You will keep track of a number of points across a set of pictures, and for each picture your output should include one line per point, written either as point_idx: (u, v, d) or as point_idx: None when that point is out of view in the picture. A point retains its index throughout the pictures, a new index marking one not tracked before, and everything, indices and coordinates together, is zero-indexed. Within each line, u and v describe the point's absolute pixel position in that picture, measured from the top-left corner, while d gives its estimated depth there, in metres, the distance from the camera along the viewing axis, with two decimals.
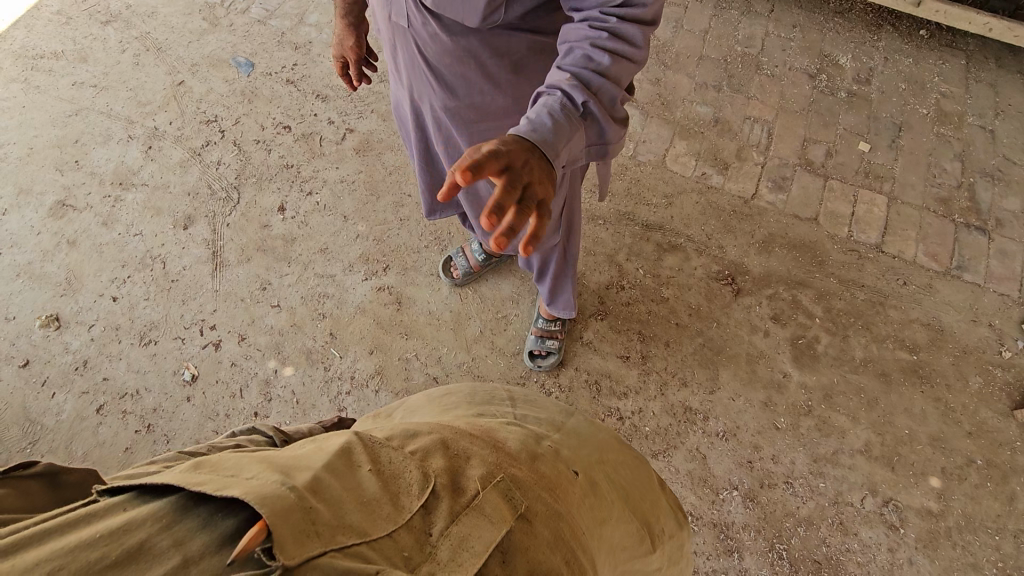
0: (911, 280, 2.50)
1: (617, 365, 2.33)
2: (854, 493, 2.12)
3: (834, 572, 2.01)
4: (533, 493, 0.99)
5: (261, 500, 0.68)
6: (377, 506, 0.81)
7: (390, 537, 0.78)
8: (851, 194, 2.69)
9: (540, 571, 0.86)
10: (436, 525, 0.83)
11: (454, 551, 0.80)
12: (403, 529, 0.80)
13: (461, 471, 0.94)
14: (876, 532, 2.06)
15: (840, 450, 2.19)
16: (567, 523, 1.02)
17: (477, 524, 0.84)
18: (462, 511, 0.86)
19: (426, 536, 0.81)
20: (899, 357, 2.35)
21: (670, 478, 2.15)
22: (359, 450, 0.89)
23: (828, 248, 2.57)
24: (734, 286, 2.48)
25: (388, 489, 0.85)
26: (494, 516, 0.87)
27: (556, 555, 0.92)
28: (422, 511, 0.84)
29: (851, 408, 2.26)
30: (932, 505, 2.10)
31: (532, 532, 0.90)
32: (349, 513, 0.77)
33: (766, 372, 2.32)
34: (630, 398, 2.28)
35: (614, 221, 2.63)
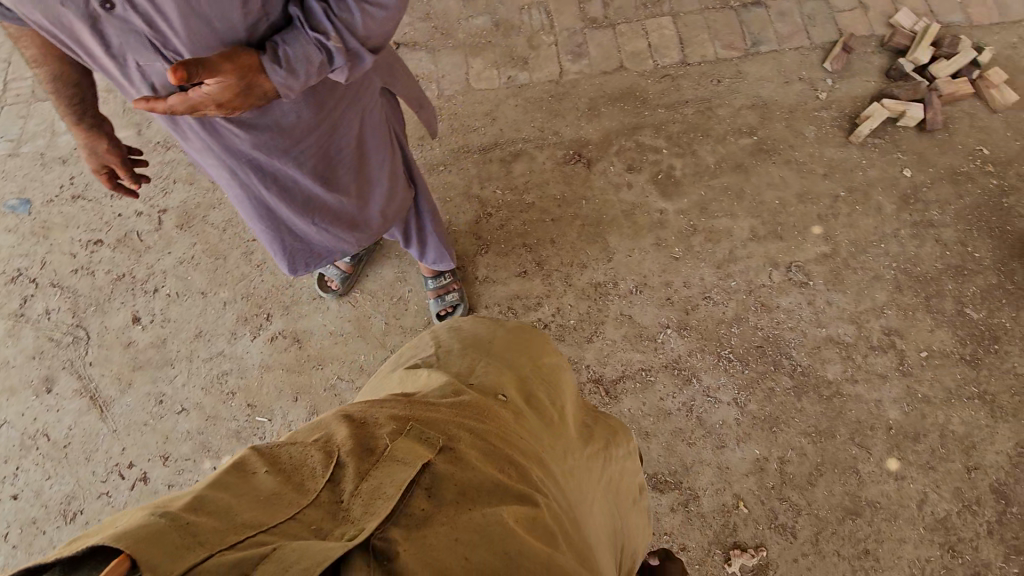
0: (723, 76, 2.65)
1: (519, 281, 2.37)
2: (762, 274, 2.28)
3: (778, 346, 2.17)
4: (457, 425, 0.90)
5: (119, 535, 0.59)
6: (284, 498, 0.73)
7: (296, 520, 0.70)
8: (640, 29, 2.78)
9: (476, 488, 0.80)
10: (347, 489, 0.75)
11: (366, 505, 0.72)
12: (308, 506, 0.72)
13: (368, 430, 0.84)
14: (793, 295, 2.24)
15: (735, 247, 2.34)
16: (500, 432, 0.95)
17: (390, 470, 0.77)
18: (372, 467, 0.77)
19: (338, 505, 0.73)
20: (742, 143, 2.52)
21: (612, 350, 2.23)
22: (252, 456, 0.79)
23: (644, 85, 2.67)
24: (583, 160, 2.54)
25: (289, 479, 0.76)
26: (407, 457, 0.79)
27: (487, 465, 0.85)
28: (326, 485, 0.75)
29: (727, 208, 2.41)
30: (824, 249, 2.31)
31: (459, 459, 0.83)
32: (244, 511, 0.69)
33: (645, 217, 2.42)
34: (545, 303, 2.33)
35: (454, 161, 2.60)
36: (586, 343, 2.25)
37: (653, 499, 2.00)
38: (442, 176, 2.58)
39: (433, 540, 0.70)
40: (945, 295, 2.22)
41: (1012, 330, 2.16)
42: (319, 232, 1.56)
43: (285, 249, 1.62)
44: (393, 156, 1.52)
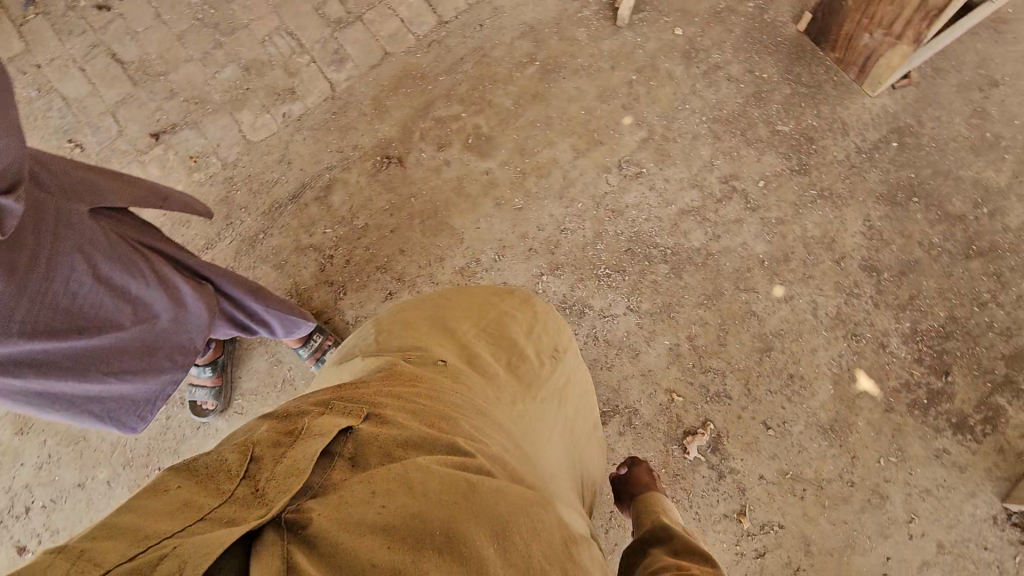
0: (484, 17, 2.56)
1: (388, 305, 2.24)
2: (600, 184, 2.31)
3: (641, 240, 2.23)
4: (384, 398, 0.89)
5: None
6: (198, 497, 0.61)
7: (208, 518, 0.58)
8: (387, 6, 2.61)
9: (401, 448, 0.77)
10: (266, 469, 0.66)
11: (281, 480, 0.64)
12: (224, 498, 0.61)
13: (292, 415, 0.79)
14: (634, 189, 2.29)
15: (567, 171, 2.33)
16: (429, 394, 0.95)
17: (306, 442, 0.71)
18: (291, 443, 0.70)
19: (255, 486, 0.63)
20: (528, 72, 2.48)
21: None
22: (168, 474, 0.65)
23: (416, 59, 2.53)
24: (393, 161, 2.40)
25: (202, 476, 0.65)
26: (320, 429, 0.74)
27: (411, 422, 0.83)
28: (240, 474, 0.65)
29: (543, 138, 2.38)
30: (641, 134, 2.36)
31: (383, 424, 0.81)
32: (154, 520, 0.56)
33: (474, 184, 2.34)
34: None
35: (271, 222, 2.37)
36: None
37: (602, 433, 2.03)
38: (265, 244, 2.35)
39: (353, 501, 0.66)
40: (756, 123, 2.34)
41: (820, 127, 2.32)
42: (123, 382, 1.42)
43: (108, 417, 1.49)
44: (152, 265, 1.35)
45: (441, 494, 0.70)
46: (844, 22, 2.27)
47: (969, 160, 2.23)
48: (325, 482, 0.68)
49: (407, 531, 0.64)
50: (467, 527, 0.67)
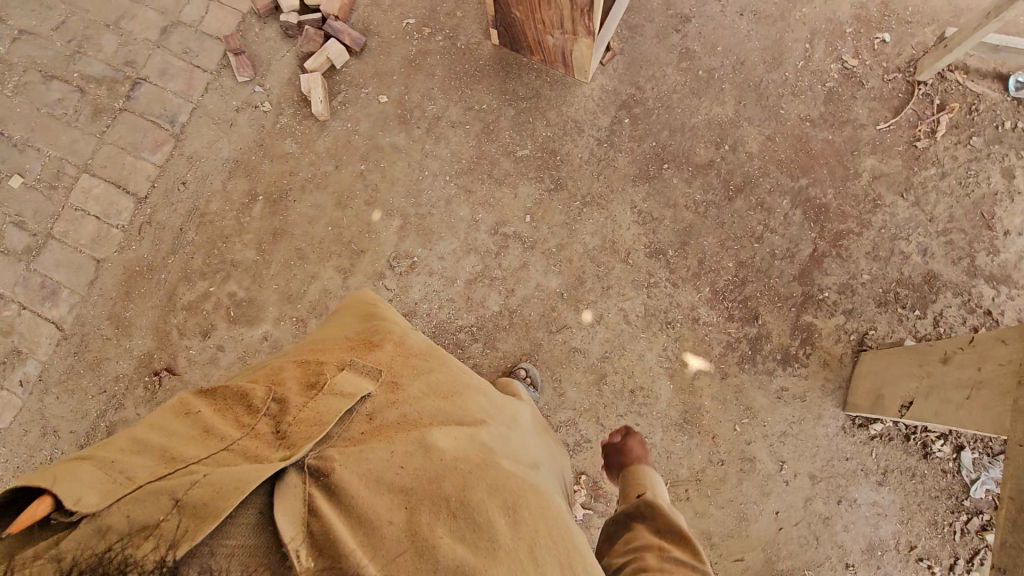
0: (181, 172, 2.29)
1: None
2: (380, 293, 2.17)
3: (445, 331, 2.14)
4: (388, 376, 1.12)
5: (39, 478, 0.71)
6: (220, 432, 0.91)
7: (230, 449, 0.87)
8: (72, 209, 2.27)
9: (413, 426, 1.04)
10: (276, 429, 0.93)
11: (309, 429, 0.92)
12: (245, 437, 0.91)
13: (299, 389, 1.03)
14: (415, 283, 2.17)
15: (342, 297, 2.18)
16: (441, 371, 1.21)
17: (323, 405, 0.97)
18: (300, 409, 0.96)
19: (268, 441, 0.90)
20: (256, 210, 2.25)
21: None
22: (191, 403, 0.99)
23: (132, 252, 2.24)
24: (161, 373, 2.15)
25: (216, 430, 0.92)
26: (347, 390, 1.02)
27: (430, 396, 1.12)
28: (264, 419, 0.95)
29: (303, 274, 2.20)
30: (395, 223, 2.22)
31: (393, 403, 1.07)
32: (179, 449, 0.85)
33: (258, 356, 2.15)
34: None
35: None
36: None
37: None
38: None
39: (373, 458, 0.94)
40: (497, 159, 2.26)
41: (555, 135, 2.27)
42: None
43: None
44: None
45: (455, 468, 0.97)
46: (525, 30, 2.16)
47: (694, 105, 2.26)
48: (346, 440, 0.96)
49: (417, 496, 0.91)
50: (479, 506, 0.93)
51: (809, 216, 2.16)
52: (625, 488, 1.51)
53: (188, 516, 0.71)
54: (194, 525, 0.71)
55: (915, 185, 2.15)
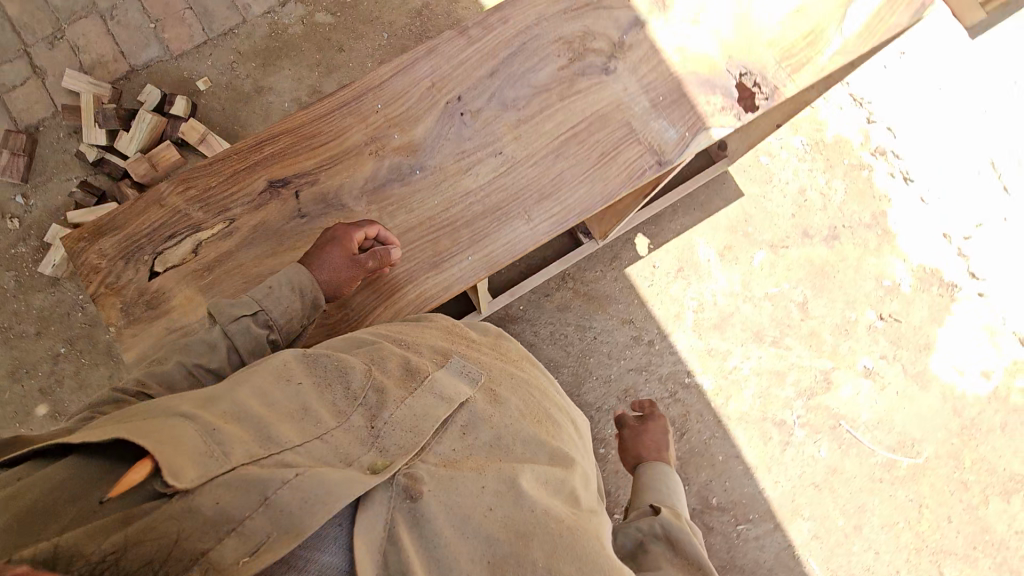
0: None
1: None
2: None
3: None
4: (494, 384, 1.03)
5: (145, 436, 0.69)
6: (319, 412, 0.84)
7: (325, 439, 0.81)
8: None
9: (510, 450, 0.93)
10: (381, 414, 0.87)
11: (403, 435, 0.85)
12: (339, 429, 0.84)
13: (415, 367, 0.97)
14: None
15: None
16: (536, 391, 1.11)
17: (428, 401, 0.90)
18: (405, 394, 0.91)
19: (362, 429, 0.84)
20: None
21: None
22: (294, 364, 0.89)
23: None
24: None
25: (323, 391, 0.87)
26: (447, 394, 0.92)
27: (524, 415, 1.01)
28: (362, 410, 0.87)
29: None
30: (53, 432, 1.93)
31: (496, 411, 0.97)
32: (274, 426, 0.79)
33: None
34: None
35: None
36: None
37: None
38: None
39: (464, 492, 0.84)
40: None
41: None
42: None
43: None
44: None
45: (549, 527, 0.84)
46: None
47: None
48: (438, 458, 0.86)
49: (511, 549, 0.80)
50: (564, 553, 0.81)
51: None
52: (636, 490, 1.19)
53: (272, 525, 0.69)
54: (276, 539, 0.68)
55: None
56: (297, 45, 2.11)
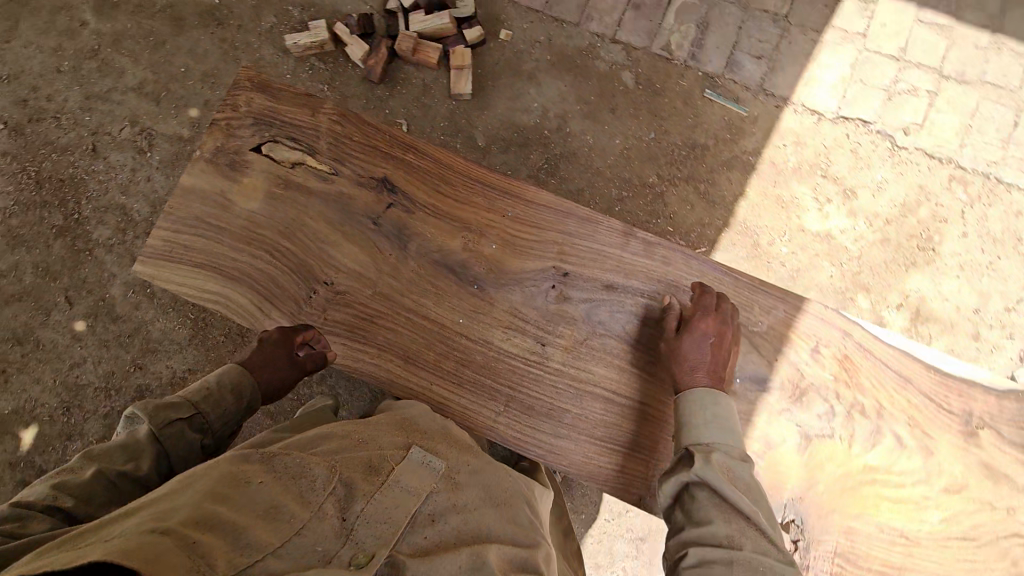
0: None
1: None
2: (115, 124, 2.26)
3: (73, 187, 2.22)
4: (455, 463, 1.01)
5: (126, 551, 0.63)
6: (288, 506, 0.82)
7: (301, 535, 0.79)
8: None
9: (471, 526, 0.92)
10: (349, 508, 0.85)
11: (376, 524, 0.84)
12: (313, 519, 0.82)
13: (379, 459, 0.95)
14: (123, 155, 2.23)
15: (114, 89, 2.28)
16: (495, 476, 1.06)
17: (397, 495, 0.88)
18: (375, 487, 0.89)
19: (340, 520, 0.83)
20: (201, 0, 2.32)
21: None
22: (248, 467, 0.86)
23: None
24: None
25: (290, 490, 0.84)
26: (410, 483, 0.91)
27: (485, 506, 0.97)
28: (333, 497, 0.86)
29: (134, 51, 2.31)
30: (184, 133, 2.24)
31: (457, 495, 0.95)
32: (251, 531, 0.76)
33: (65, 21, 2.34)
34: None
35: None
36: None
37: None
38: None
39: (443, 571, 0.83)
40: None
41: None
42: None
43: None
44: None
45: None
46: None
47: None
48: (411, 547, 0.85)
49: None
50: None
51: None
52: None
53: None
54: None
55: None
56: (588, 74, 2.14)
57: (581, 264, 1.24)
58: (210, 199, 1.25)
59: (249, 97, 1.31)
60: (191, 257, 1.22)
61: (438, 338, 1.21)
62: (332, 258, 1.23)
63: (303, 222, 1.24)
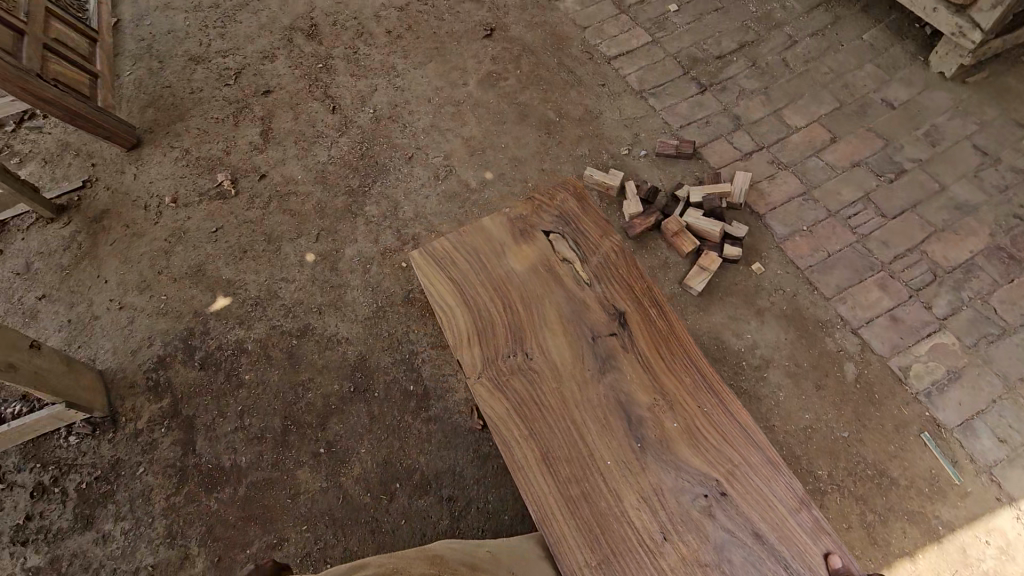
0: (609, 85, 2.94)
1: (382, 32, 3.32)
2: (435, 151, 2.84)
3: (379, 171, 2.80)
4: None
5: None
6: None
7: None
8: (628, 27, 3.15)
9: None
10: None
11: None
12: None
13: None
14: (424, 172, 2.77)
15: (451, 131, 2.90)
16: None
17: None
18: None
19: None
20: (548, 113, 2.89)
21: (346, 87, 3.13)
22: None
23: (573, 46, 3.12)
24: (487, 34, 3.22)
25: None
26: None
27: None
28: None
29: (481, 116, 2.93)
30: (472, 183, 2.71)
31: None
32: None
33: (455, 77, 3.09)
34: (371, 47, 3.27)
35: None
36: (349, 74, 3.17)
37: (249, 135, 2.99)
38: None
39: None
40: None
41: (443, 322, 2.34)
42: None
43: None
44: None
45: None
46: None
47: (372, 449, 2.10)
48: None
49: None
50: None
51: (208, 464, 2.12)
52: None
53: None
54: None
55: None
56: (814, 343, 2.14)
57: (727, 471, 1.38)
58: (498, 254, 1.71)
59: (565, 208, 1.79)
60: (454, 274, 1.69)
61: (581, 449, 1.42)
62: (548, 341, 1.57)
63: (546, 305, 1.62)
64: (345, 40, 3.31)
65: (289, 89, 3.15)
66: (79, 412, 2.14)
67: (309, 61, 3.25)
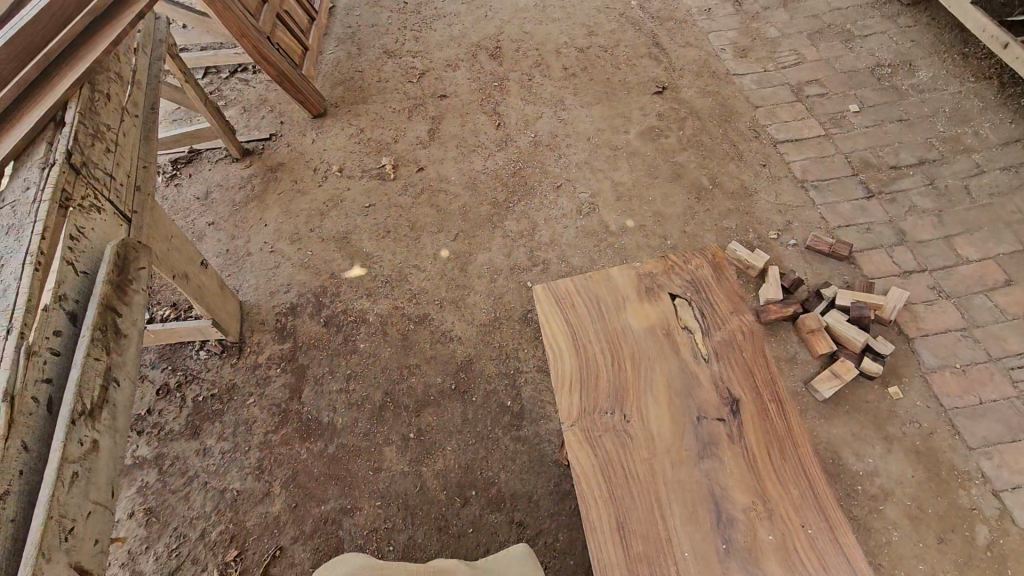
0: (770, 167, 2.91)
1: (560, 66, 3.50)
2: (583, 187, 2.92)
3: (527, 192, 2.91)
4: None
5: None
6: None
7: None
8: (803, 116, 3.11)
9: None
10: None
11: None
12: None
13: None
14: (568, 203, 2.85)
15: (603, 172, 2.97)
16: None
17: None
18: None
19: None
20: (702, 179, 2.89)
21: (515, 108, 3.31)
22: None
23: (742, 121, 3.13)
24: (658, 91, 3.30)
25: None
26: None
27: None
28: None
29: (635, 165, 2.98)
30: (612, 226, 2.76)
31: None
32: None
33: (618, 123, 3.18)
34: (545, 77, 3.45)
35: (646, 30, 3.64)
36: (520, 98, 3.35)
37: (418, 130, 3.23)
38: (629, 28, 3.67)
39: None
40: None
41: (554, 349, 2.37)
42: None
43: None
44: None
45: None
46: None
47: (458, 449, 2.14)
48: None
49: None
50: None
51: (309, 415, 2.24)
52: None
53: None
54: None
55: (222, 506, 2.05)
56: (944, 491, 1.95)
57: None
58: (618, 308, 1.71)
59: (698, 274, 1.76)
60: (568, 313, 1.72)
61: (663, 532, 1.37)
62: (652, 410, 1.54)
63: (658, 372, 1.59)
64: (523, 66, 3.52)
65: (464, 98, 3.38)
66: (218, 333, 2.35)
67: (487, 77, 3.47)
